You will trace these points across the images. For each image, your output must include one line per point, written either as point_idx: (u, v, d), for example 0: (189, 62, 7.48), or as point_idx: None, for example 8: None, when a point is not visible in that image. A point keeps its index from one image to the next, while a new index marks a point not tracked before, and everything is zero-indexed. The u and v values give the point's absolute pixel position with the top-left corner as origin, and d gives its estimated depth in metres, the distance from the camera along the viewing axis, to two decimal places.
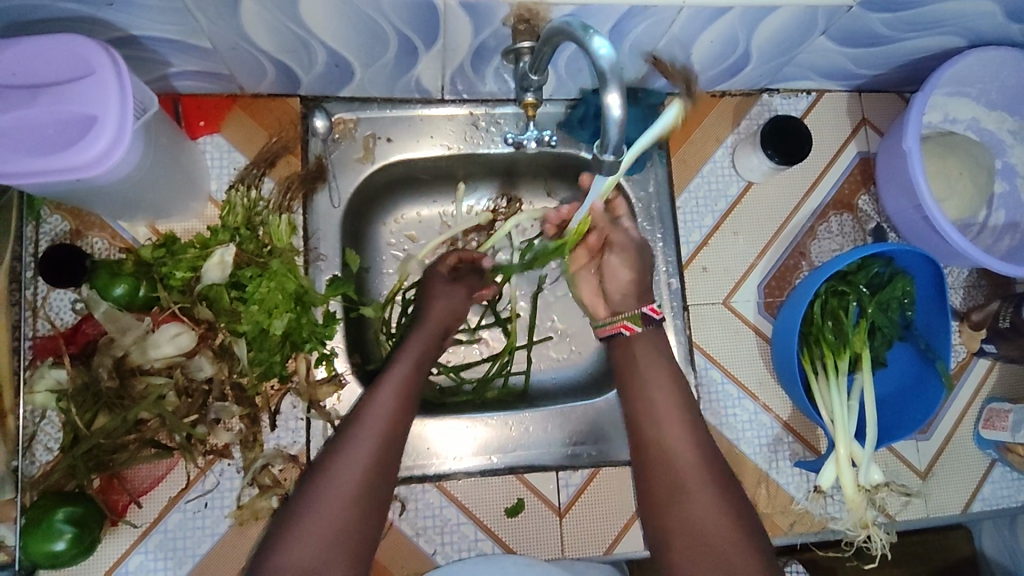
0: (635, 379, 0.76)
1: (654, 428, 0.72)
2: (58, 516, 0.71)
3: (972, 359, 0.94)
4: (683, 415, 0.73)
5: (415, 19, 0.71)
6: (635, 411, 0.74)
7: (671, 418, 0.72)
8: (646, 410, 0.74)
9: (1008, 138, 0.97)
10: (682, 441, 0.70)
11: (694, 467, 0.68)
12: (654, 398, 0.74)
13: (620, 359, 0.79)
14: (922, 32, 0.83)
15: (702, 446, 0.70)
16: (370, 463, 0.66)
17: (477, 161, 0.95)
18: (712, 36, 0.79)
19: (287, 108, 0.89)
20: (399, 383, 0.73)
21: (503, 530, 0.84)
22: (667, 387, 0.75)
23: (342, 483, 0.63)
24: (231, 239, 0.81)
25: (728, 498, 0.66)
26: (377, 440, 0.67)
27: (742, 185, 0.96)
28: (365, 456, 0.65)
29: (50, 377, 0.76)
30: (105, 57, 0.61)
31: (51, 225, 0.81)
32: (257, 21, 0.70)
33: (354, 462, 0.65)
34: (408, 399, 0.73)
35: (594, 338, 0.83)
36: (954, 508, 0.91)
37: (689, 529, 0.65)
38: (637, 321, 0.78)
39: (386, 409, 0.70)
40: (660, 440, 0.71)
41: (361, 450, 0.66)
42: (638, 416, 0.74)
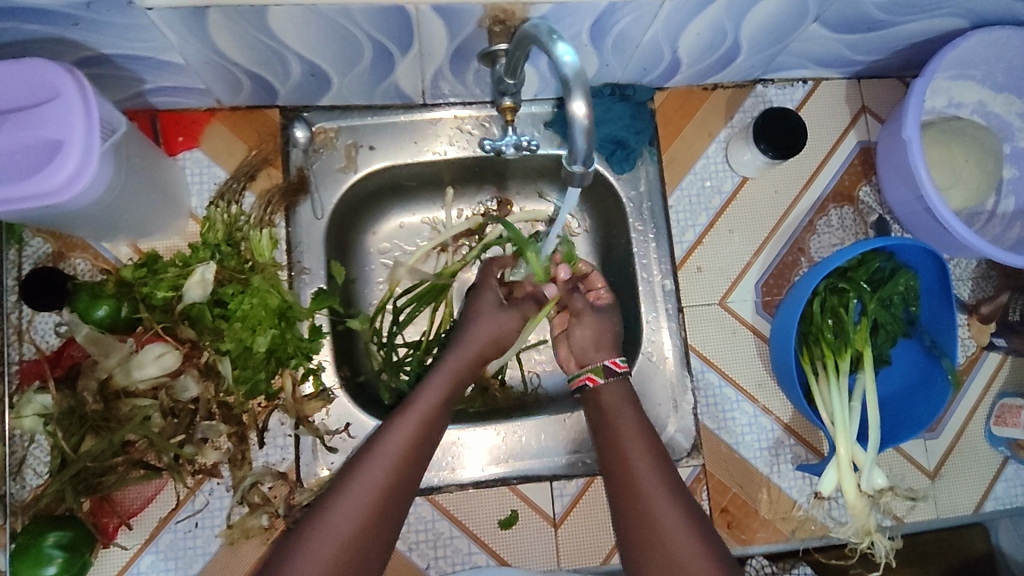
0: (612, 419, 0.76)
1: (628, 460, 0.72)
2: (48, 541, 0.71)
3: (982, 354, 0.91)
4: (653, 452, 0.73)
5: (388, 26, 0.69)
6: (610, 444, 0.74)
7: (643, 454, 0.72)
8: (623, 445, 0.73)
9: (1017, 120, 0.93)
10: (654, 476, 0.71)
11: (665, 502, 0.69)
12: (631, 434, 0.74)
13: (598, 400, 0.78)
14: (921, 15, 0.79)
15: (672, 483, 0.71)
16: (372, 507, 0.65)
17: (464, 165, 0.93)
18: (698, 27, 0.76)
19: (266, 120, 0.88)
20: (423, 411, 0.73)
21: (497, 542, 0.83)
22: (636, 424, 0.75)
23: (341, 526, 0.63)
24: (212, 256, 0.80)
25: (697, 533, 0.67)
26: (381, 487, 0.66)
27: (736, 180, 0.93)
28: (366, 503, 0.65)
29: (36, 402, 0.75)
30: (68, 79, 0.59)
31: (33, 248, 0.80)
32: (226, 35, 0.68)
33: (354, 507, 0.64)
34: (425, 435, 0.72)
35: (589, 381, 0.79)
36: (965, 508, 0.88)
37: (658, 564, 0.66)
38: (600, 373, 0.79)
39: (394, 454, 0.68)
40: (631, 471, 0.71)
41: (364, 498, 0.65)
42: (615, 448, 0.74)
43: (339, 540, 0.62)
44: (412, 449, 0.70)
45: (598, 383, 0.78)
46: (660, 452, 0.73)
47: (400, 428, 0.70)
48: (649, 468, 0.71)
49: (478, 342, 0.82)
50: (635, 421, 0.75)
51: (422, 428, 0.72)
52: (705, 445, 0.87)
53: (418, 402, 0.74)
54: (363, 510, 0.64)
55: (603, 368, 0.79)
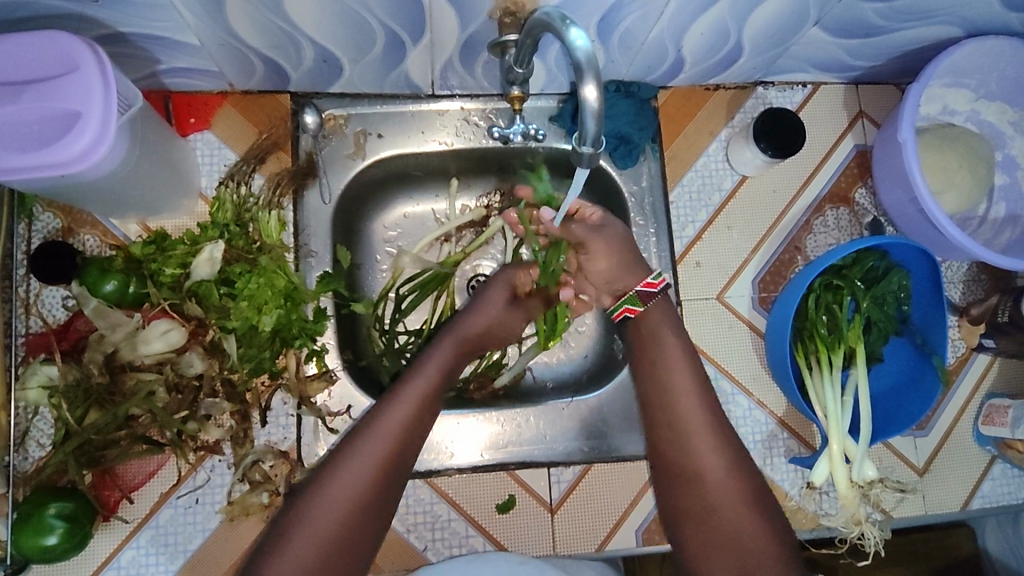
0: (658, 354, 0.78)
1: (677, 411, 0.75)
2: (49, 511, 0.72)
3: (971, 355, 0.93)
4: (701, 395, 0.76)
5: (402, 14, 0.71)
6: (658, 388, 0.77)
7: (691, 398, 0.76)
8: (671, 389, 0.76)
9: (1008, 129, 0.96)
10: (703, 430, 0.74)
11: (710, 448, 0.73)
12: (674, 365, 0.77)
13: (640, 331, 0.81)
14: (917, 22, 0.81)
15: (733, 454, 0.73)
16: (367, 485, 0.67)
17: (469, 157, 0.95)
18: (704, 26, 0.78)
19: (278, 105, 0.89)
20: (422, 387, 0.74)
21: (494, 526, 0.84)
22: (683, 364, 0.77)
23: (335, 499, 0.65)
24: (220, 235, 0.82)
25: (737, 475, 0.72)
26: (377, 466, 0.68)
27: (736, 178, 0.95)
28: (349, 500, 0.66)
29: (41, 374, 0.76)
30: (85, 53, 0.60)
31: (43, 223, 0.81)
32: (244, 19, 0.70)
33: (347, 487, 0.66)
34: (427, 408, 0.74)
35: (629, 312, 0.81)
36: (953, 505, 0.90)
37: (687, 482, 0.72)
38: (636, 301, 0.81)
39: (384, 451, 0.69)
40: (676, 414, 0.75)
41: (358, 473, 0.67)
42: (667, 401, 0.76)
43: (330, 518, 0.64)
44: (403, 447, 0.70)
45: (638, 311, 0.81)
46: (713, 407, 0.76)
47: (396, 408, 0.72)
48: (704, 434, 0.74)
49: (472, 333, 0.83)
50: (689, 371, 0.77)
51: (416, 411, 0.73)
52: None
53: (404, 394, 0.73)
54: (345, 508, 0.65)
55: (639, 295, 0.81)
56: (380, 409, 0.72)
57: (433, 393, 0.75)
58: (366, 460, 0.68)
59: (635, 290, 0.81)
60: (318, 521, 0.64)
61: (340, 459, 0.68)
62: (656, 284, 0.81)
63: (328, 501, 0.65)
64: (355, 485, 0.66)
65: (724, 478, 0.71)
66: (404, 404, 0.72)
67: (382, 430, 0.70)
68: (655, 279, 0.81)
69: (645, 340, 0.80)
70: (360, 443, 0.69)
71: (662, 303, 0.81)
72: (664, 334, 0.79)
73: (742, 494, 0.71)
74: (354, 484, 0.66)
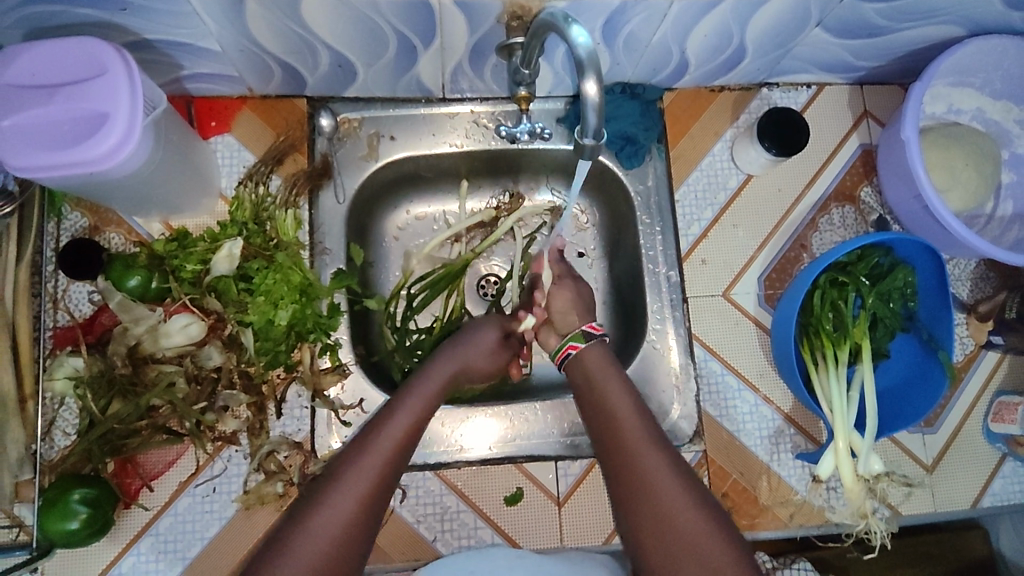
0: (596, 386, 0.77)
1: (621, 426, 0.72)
2: (73, 497, 0.74)
3: (980, 352, 0.93)
4: (645, 418, 0.73)
5: (413, 19, 0.74)
6: (603, 414, 0.74)
7: (637, 421, 0.72)
8: (617, 413, 0.73)
9: (1015, 127, 0.96)
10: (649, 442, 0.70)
11: (662, 462, 0.68)
12: (620, 395, 0.75)
13: (585, 367, 0.79)
14: (919, 22, 0.83)
15: (676, 457, 0.69)
16: (359, 508, 0.62)
17: (480, 159, 0.97)
18: (706, 28, 0.80)
19: (294, 109, 0.92)
20: (417, 405, 0.73)
21: (502, 518, 0.85)
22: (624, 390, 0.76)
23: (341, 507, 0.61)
24: (239, 233, 0.85)
25: (694, 490, 0.67)
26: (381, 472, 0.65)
27: (741, 178, 0.96)
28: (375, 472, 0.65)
29: (68, 365, 0.80)
30: (116, 58, 0.64)
31: (71, 222, 0.85)
32: (262, 24, 0.73)
33: (339, 510, 0.61)
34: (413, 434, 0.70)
35: (571, 349, 0.82)
36: (963, 502, 0.90)
37: (642, 498, 0.66)
38: (580, 338, 0.82)
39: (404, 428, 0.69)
40: (622, 433, 0.71)
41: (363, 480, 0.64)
42: (609, 416, 0.73)
43: (349, 504, 0.62)
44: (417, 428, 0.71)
45: (579, 348, 0.81)
46: (656, 429, 0.72)
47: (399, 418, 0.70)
48: (647, 439, 0.70)
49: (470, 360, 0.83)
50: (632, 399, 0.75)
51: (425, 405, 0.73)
52: (707, 432, 0.89)
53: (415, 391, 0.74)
54: (370, 481, 0.64)
55: (582, 333, 0.82)
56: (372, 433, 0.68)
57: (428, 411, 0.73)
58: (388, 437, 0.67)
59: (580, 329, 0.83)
60: (348, 491, 0.62)
61: (346, 467, 0.64)
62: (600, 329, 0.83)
63: (324, 523, 0.60)
64: (360, 488, 0.63)
65: (681, 491, 0.66)
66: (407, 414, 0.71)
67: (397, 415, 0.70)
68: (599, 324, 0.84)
69: (591, 373, 0.78)
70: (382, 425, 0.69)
71: (601, 348, 0.81)
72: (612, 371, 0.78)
73: (685, 485, 0.67)
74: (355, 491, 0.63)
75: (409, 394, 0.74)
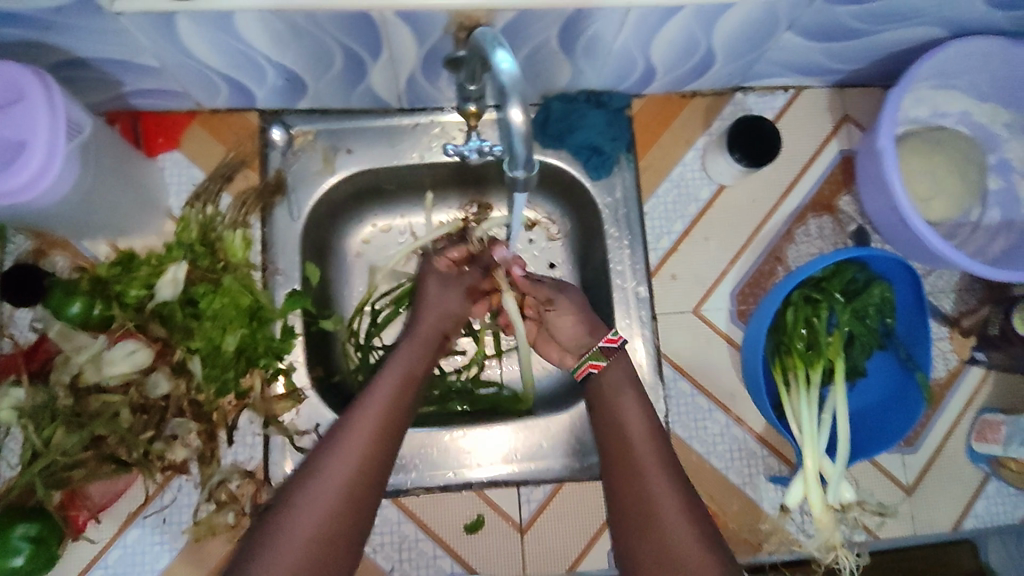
0: (614, 398, 0.76)
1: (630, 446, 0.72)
2: (16, 533, 0.72)
3: (964, 368, 0.89)
4: (655, 435, 0.73)
5: (355, 32, 0.70)
6: (615, 431, 0.74)
7: (646, 443, 0.72)
8: (628, 431, 0.73)
9: (1003, 131, 0.92)
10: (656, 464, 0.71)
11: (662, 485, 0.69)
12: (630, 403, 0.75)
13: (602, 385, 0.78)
14: (897, 24, 0.78)
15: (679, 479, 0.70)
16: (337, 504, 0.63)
17: (442, 171, 0.94)
18: (669, 35, 0.76)
19: (245, 123, 0.89)
20: (381, 401, 0.71)
21: (462, 545, 0.83)
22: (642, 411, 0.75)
23: (308, 519, 0.61)
24: (185, 256, 0.82)
25: (693, 515, 0.67)
26: (348, 479, 0.64)
27: (713, 188, 0.92)
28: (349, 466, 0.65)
29: (10, 397, 0.75)
30: (37, 90, 0.61)
31: (15, 245, 0.82)
32: (198, 40, 0.70)
33: (317, 507, 0.62)
34: (388, 424, 0.70)
35: (593, 368, 0.79)
36: (944, 525, 0.86)
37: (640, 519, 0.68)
38: (600, 356, 0.79)
39: (376, 418, 0.69)
40: (632, 455, 0.71)
41: (329, 493, 0.63)
42: (619, 433, 0.74)
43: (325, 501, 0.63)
44: (392, 416, 0.71)
45: (602, 366, 0.78)
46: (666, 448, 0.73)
47: (362, 418, 0.69)
48: (655, 466, 0.70)
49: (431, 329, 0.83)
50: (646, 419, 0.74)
51: (397, 392, 0.73)
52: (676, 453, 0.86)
53: (386, 377, 0.74)
54: (345, 474, 0.65)
55: (601, 350, 0.79)
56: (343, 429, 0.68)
57: (394, 411, 0.71)
58: (358, 431, 0.68)
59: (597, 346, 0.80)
60: (321, 488, 0.63)
61: (307, 479, 0.64)
62: (617, 340, 0.80)
63: (299, 521, 0.61)
64: (338, 483, 0.64)
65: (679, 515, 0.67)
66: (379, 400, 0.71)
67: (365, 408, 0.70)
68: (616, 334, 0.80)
69: (605, 391, 0.77)
70: (352, 419, 0.69)
71: (624, 358, 0.80)
72: (624, 387, 0.77)
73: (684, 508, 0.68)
74: (325, 502, 0.63)
75: (380, 380, 0.74)
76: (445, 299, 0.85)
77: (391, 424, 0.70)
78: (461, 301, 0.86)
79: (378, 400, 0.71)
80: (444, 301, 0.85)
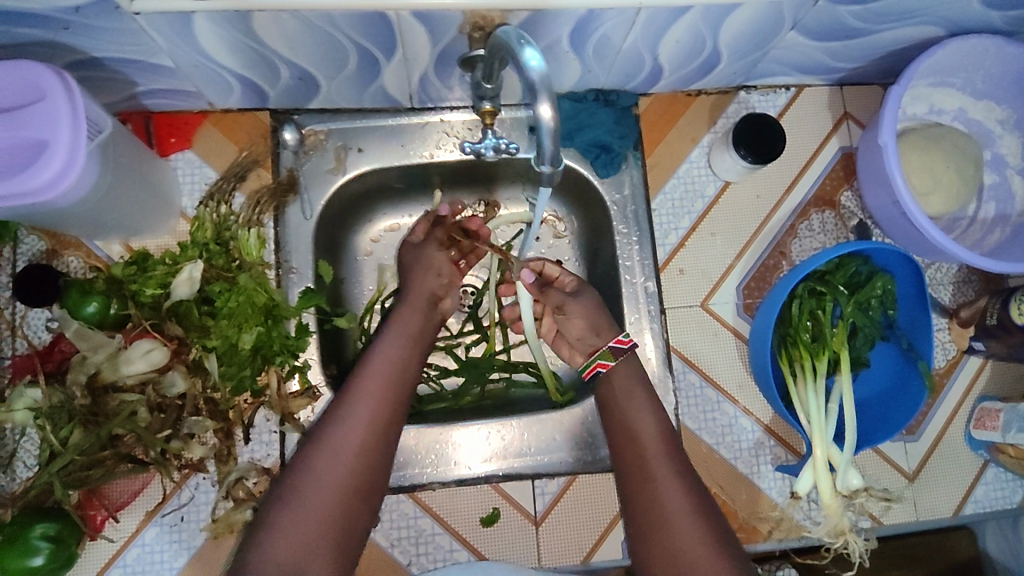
0: (625, 399, 0.78)
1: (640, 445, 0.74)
2: (35, 533, 0.72)
3: (963, 357, 0.92)
4: (665, 435, 0.75)
5: (371, 31, 0.71)
6: (625, 429, 0.76)
7: (657, 443, 0.74)
8: (638, 431, 0.75)
9: (997, 128, 0.95)
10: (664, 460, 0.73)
11: (671, 482, 0.71)
12: (641, 404, 0.78)
13: (612, 386, 0.80)
14: (898, 23, 0.80)
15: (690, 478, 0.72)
16: (351, 467, 0.65)
17: (451, 169, 0.95)
18: (677, 34, 0.77)
19: (257, 122, 0.90)
20: (384, 367, 0.73)
21: (478, 539, 0.84)
22: (652, 413, 0.77)
23: (325, 481, 0.63)
24: (200, 254, 0.82)
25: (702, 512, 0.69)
26: (359, 443, 0.66)
27: (719, 185, 0.94)
28: (360, 430, 0.67)
29: (27, 397, 0.76)
30: (59, 97, 0.61)
31: (28, 245, 0.83)
32: (214, 40, 0.70)
33: (333, 469, 0.64)
34: (393, 393, 0.72)
35: (601, 367, 0.81)
36: (945, 511, 0.89)
37: (650, 516, 0.69)
38: (609, 356, 0.81)
39: (379, 384, 0.71)
40: (643, 454, 0.73)
41: (343, 460, 0.65)
42: (630, 433, 0.76)
43: (340, 464, 0.65)
44: (394, 382, 0.73)
45: (610, 366, 0.80)
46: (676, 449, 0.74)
47: (367, 384, 0.71)
48: (665, 465, 0.72)
49: (426, 295, 0.84)
50: (655, 420, 0.76)
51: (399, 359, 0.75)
52: (686, 445, 0.88)
53: (386, 346, 0.76)
54: (357, 438, 0.67)
55: (611, 350, 0.81)
56: (352, 395, 0.70)
57: (397, 378, 0.73)
58: (366, 399, 0.70)
59: (607, 345, 0.82)
60: (335, 453, 0.65)
61: (319, 444, 0.66)
62: (628, 342, 0.81)
63: (316, 483, 0.63)
64: (351, 447, 0.66)
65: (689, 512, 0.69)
66: (381, 367, 0.73)
67: (370, 376, 0.72)
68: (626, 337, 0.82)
69: (617, 391, 0.79)
70: (359, 386, 0.71)
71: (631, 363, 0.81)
72: (636, 390, 0.79)
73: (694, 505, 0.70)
74: (339, 466, 0.65)
75: (380, 346, 0.76)
76: (432, 264, 0.86)
77: (395, 389, 0.73)
78: (447, 266, 0.88)
79: (379, 367, 0.73)
80: (422, 262, 0.87)
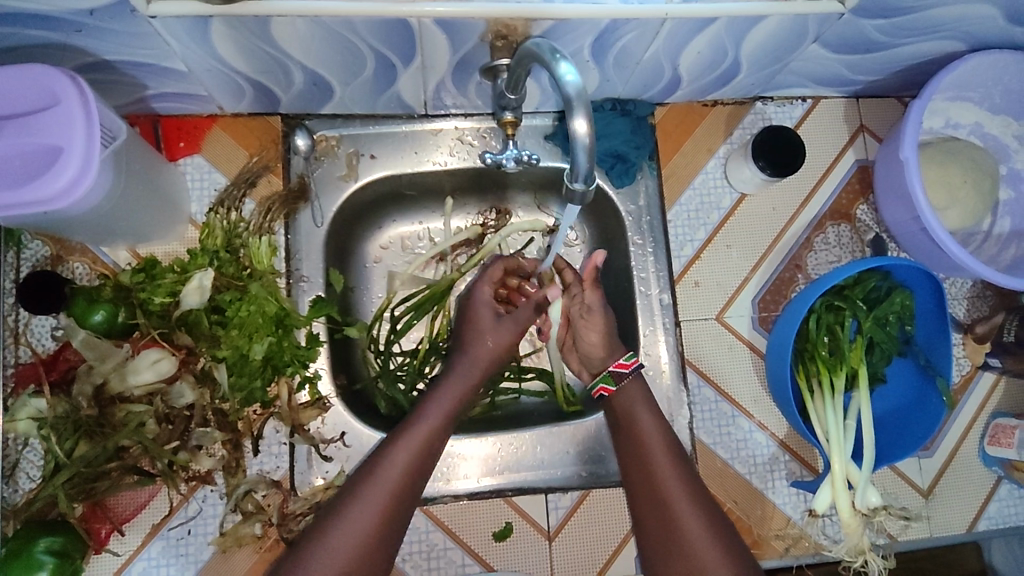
0: (631, 419, 0.77)
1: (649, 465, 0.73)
2: (39, 547, 0.70)
3: (977, 373, 0.91)
4: (673, 453, 0.74)
5: (391, 39, 0.70)
6: (631, 448, 0.75)
7: (665, 462, 0.73)
8: (646, 450, 0.74)
9: (1013, 142, 0.94)
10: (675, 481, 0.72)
11: (683, 503, 0.71)
12: (647, 420, 0.76)
13: (616, 406, 0.79)
14: (920, 37, 0.80)
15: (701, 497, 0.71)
16: (368, 536, 0.65)
17: (463, 176, 0.93)
18: (700, 45, 0.76)
19: (268, 127, 0.88)
20: (425, 429, 0.72)
21: (490, 553, 0.83)
22: (660, 433, 0.75)
23: (337, 550, 0.63)
24: (210, 262, 0.80)
25: (715, 531, 0.69)
26: (380, 513, 0.66)
27: (735, 197, 0.93)
28: (383, 497, 0.67)
29: (31, 406, 0.75)
30: (73, 103, 0.60)
31: (32, 251, 0.80)
32: (230, 45, 0.69)
33: (348, 535, 0.64)
34: (423, 456, 0.71)
35: (605, 391, 0.80)
36: (959, 527, 0.88)
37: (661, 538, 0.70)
38: (611, 380, 0.79)
39: (413, 449, 0.70)
40: (652, 475, 0.73)
41: (358, 530, 0.65)
42: (638, 450, 0.75)
43: (357, 531, 0.65)
44: (429, 449, 0.72)
45: (613, 390, 0.79)
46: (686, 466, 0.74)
47: (401, 450, 0.70)
48: (676, 488, 0.71)
49: (483, 363, 0.81)
50: (663, 439, 0.75)
51: (440, 420, 0.74)
52: (700, 460, 0.87)
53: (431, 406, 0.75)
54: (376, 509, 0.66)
55: (612, 373, 0.79)
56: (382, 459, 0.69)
57: (433, 444, 0.72)
58: (395, 463, 0.69)
59: (609, 369, 0.80)
60: (352, 522, 0.65)
61: (339, 512, 0.66)
62: (629, 364, 0.80)
63: (329, 551, 0.63)
64: (370, 518, 0.66)
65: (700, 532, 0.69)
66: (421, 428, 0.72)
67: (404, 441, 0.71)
68: (627, 358, 0.80)
69: (620, 411, 0.78)
70: (392, 449, 0.70)
71: (640, 379, 0.80)
72: (639, 410, 0.77)
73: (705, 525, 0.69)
74: (357, 534, 0.65)
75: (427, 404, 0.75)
76: (495, 337, 0.82)
77: (430, 454, 0.72)
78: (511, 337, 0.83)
79: (419, 430, 0.72)
80: (484, 343, 0.82)
